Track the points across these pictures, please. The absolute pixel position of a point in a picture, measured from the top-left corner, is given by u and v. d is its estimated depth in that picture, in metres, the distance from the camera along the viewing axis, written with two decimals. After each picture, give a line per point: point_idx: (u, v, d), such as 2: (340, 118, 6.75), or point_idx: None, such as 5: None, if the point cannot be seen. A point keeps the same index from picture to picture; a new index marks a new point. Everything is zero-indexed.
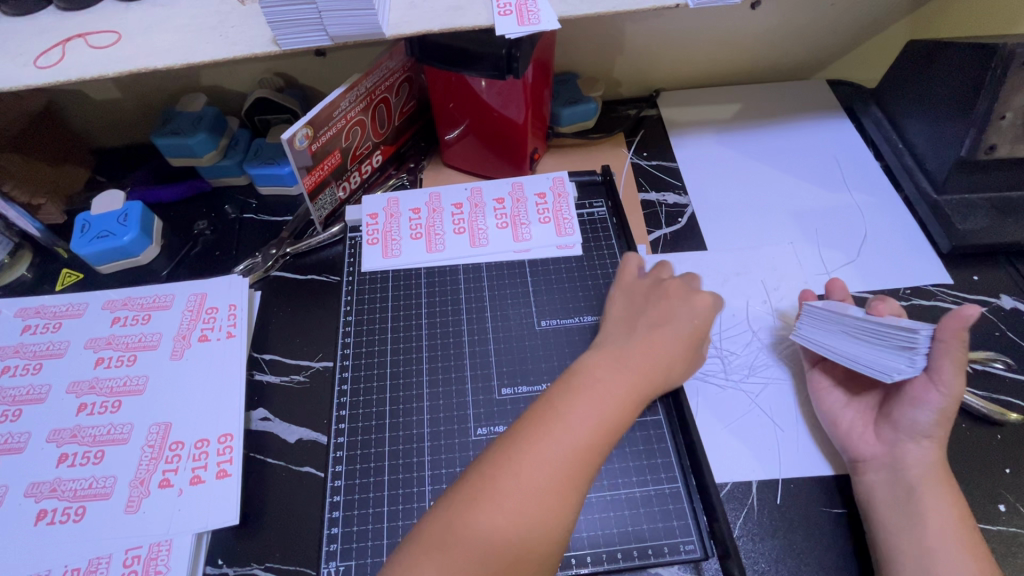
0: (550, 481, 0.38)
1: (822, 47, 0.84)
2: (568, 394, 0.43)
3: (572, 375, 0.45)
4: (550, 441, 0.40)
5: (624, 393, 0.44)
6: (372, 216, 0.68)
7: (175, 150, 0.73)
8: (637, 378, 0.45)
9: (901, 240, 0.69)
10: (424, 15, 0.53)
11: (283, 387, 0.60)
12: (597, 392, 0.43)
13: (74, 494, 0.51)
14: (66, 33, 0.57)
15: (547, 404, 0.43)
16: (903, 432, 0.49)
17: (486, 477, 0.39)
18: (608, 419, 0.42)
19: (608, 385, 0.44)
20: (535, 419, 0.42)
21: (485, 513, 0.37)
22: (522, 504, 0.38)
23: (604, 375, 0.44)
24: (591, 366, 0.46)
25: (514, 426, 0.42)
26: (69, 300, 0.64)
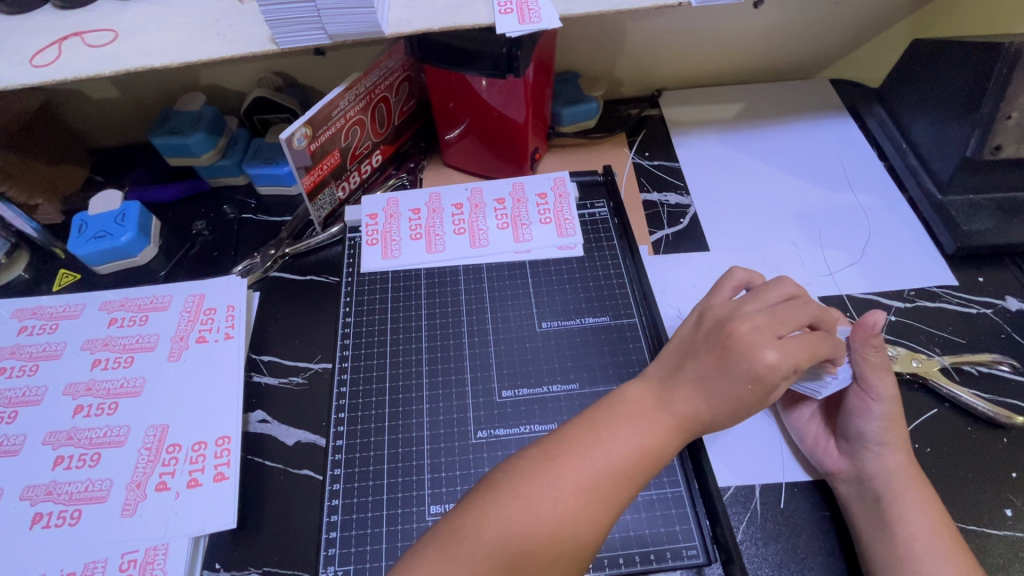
0: (582, 500, 0.37)
1: (826, 46, 0.83)
2: (609, 418, 0.40)
3: (615, 397, 0.42)
4: (589, 460, 0.38)
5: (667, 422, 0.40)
6: (371, 216, 0.68)
7: (172, 150, 0.72)
8: (682, 413, 0.41)
9: (906, 241, 0.68)
10: (423, 13, 0.53)
11: (281, 389, 0.59)
12: (640, 420, 0.40)
13: (69, 497, 0.51)
14: (62, 31, 0.56)
15: (584, 422, 0.41)
16: (857, 443, 0.49)
17: (517, 485, 0.37)
18: (650, 446, 0.39)
19: (651, 411, 0.41)
20: (571, 433, 0.40)
21: (503, 523, 0.36)
22: (545, 522, 0.36)
23: (647, 406, 0.41)
24: (634, 394, 0.42)
25: (548, 440, 0.40)
26: (66, 301, 0.63)
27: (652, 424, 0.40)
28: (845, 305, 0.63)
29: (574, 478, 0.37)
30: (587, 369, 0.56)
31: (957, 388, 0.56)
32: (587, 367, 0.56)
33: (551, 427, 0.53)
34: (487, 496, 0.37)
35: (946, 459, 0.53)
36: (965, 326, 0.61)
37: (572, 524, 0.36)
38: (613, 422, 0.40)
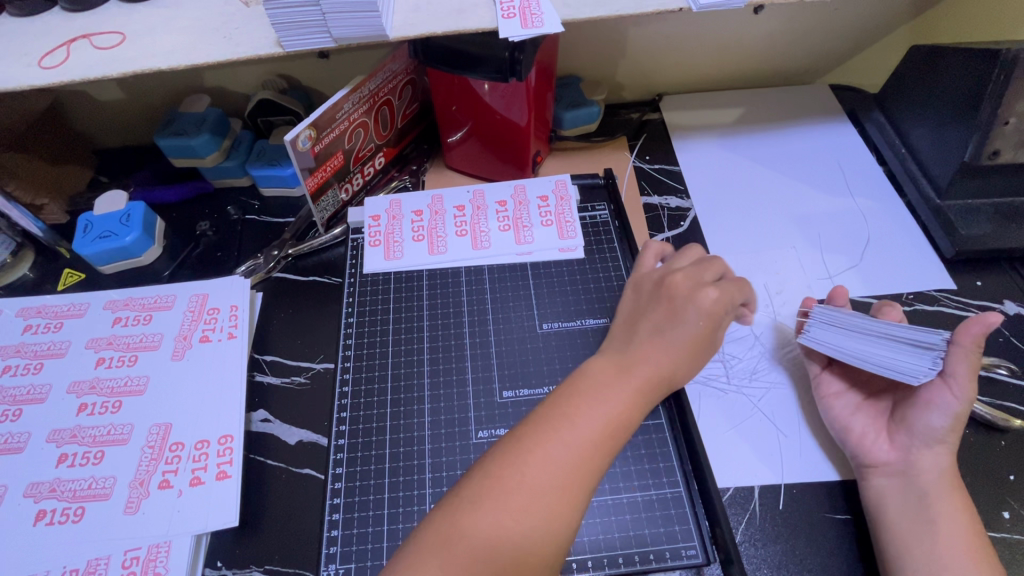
0: (553, 476, 0.39)
1: (825, 51, 0.84)
2: (574, 394, 0.43)
3: (585, 372, 0.45)
4: (559, 440, 0.40)
5: (632, 388, 0.44)
6: (375, 217, 0.68)
7: (178, 151, 0.73)
8: (643, 375, 0.45)
9: (904, 244, 0.69)
10: (427, 18, 0.54)
11: (284, 388, 0.60)
12: (609, 390, 0.43)
13: (73, 495, 0.51)
14: (70, 33, 0.57)
15: (552, 404, 0.43)
16: (915, 437, 0.49)
17: (491, 481, 0.39)
18: (617, 415, 0.42)
19: (617, 385, 0.44)
20: (541, 419, 0.41)
21: (483, 513, 0.37)
22: (519, 504, 0.37)
23: (610, 378, 0.44)
24: (597, 368, 0.45)
25: (520, 428, 0.42)
26: (70, 300, 0.64)
27: (619, 393, 0.43)
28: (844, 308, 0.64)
29: (548, 461, 0.39)
30: None
31: None
32: None
33: None
34: (465, 498, 0.38)
35: None
36: None
37: (545, 503, 0.38)
38: (582, 397, 0.43)
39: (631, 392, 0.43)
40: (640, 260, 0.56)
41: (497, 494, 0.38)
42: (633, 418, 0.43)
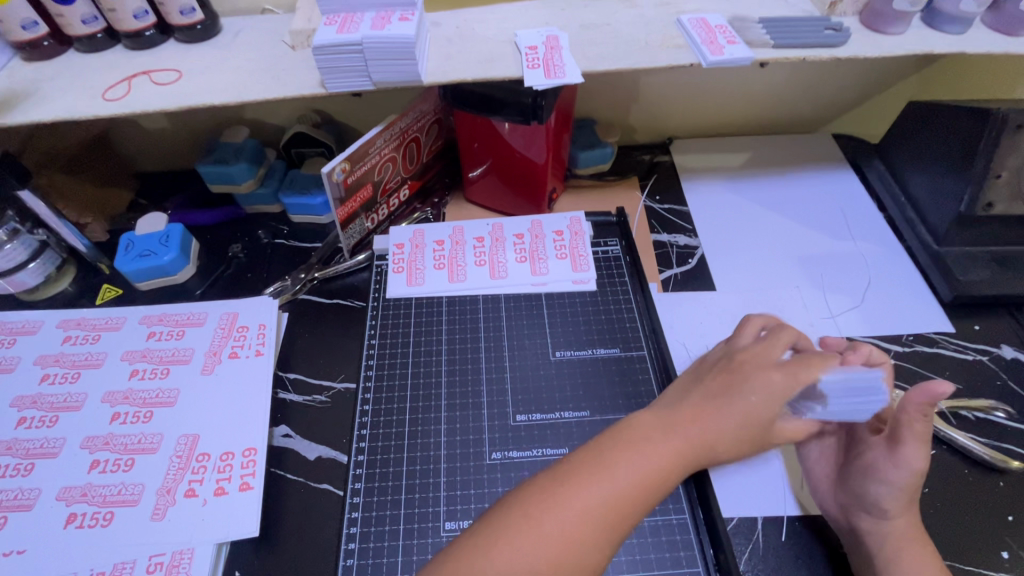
0: (589, 519, 0.39)
1: (828, 103, 0.89)
2: (618, 445, 0.43)
3: (631, 428, 0.45)
4: (597, 488, 0.41)
5: (674, 448, 0.44)
6: (398, 245, 0.72)
7: (216, 177, 0.78)
8: (690, 437, 0.45)
9: (905, 288, 0.71)
10: (458, 66, 0.59)
11: (305, 405, 0.62)
12: (653, 448, 0.43)
13: (102, 500, 0.53)
14: (132, 69, 0.63)
15: (592, 454, 0.43)
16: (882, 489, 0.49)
17: (526, 518, 0.39)
18: (656, 471, 0.42)
19: (660, 442, 0.44)
20: (575, 467, 0.42)
21: (514, 550, 0.38)
22: (550, 547, 0.38)
23: (655, 432, 0.44)
24: (642, 420, 0.46)
25: (558, 473, 0.42)
26: (108, 314, 0.67)
27: (662, 452, 0.43)
28: None
29: (581, 505, 0.40)
30: (597, 398, 0.59)
31: (954, 431, 0.58)
32: (597, 396, 0.59)
33: (562, 451, 0.56)
34: (495, 532, 0.39)
35: (944, 501, 0.55)
36: (962, 372, 0.64)
37: (577, 543, 0.39)
38: (622, 450, 0.43)
39: (670, 450, 0.43)
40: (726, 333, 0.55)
41: (532, 533, 0.39)
42: (670, 477, 0.43)
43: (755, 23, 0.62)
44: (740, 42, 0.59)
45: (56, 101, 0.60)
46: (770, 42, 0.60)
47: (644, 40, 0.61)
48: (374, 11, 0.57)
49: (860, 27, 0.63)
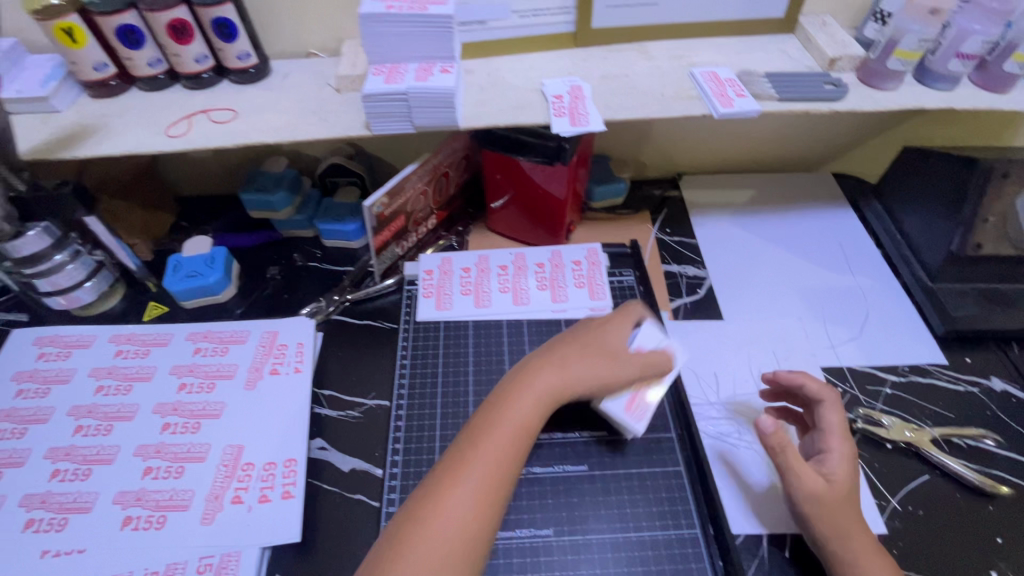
0: (479, 485, 0.48)
1: (829, 145, 0.94)
2: (487, 420, 0.53)
3: (496, 399, 0.55)
4: (484, 454, 0.50)
5: (533, 401, 0.54)
6: (428, 272, 0.78)
7: (257, 204, 0.83)
8: (545, 388, 0.55)
9: (900, 320, 0.76)
10: (491, 112, 0.65)
11: (339, 420, 0.67)
12: (518, 404, 0.54)
13: (156, 504, 0.58)
14: (191, 107, 0.69)
15: (469, 434, 0.52)
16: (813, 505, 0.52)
17: (432, 502, 0.47)
18: (521, 423, 0.53)
19: (518, 399, 0.54)
20: (462, 451, 0.50)
21: (429, 528, 0.45)
22: (455, 518, 0.46)
23: (517, 396, 0.54)
24: (504, 390, 0.56)
25: (452, 458, 0.50)
26: (157, 330, 0.72)
27: (521, 405, 0.54)
28: (846, 377, 0.71)
29: (467, 486, 0.48)
30: None
31: (946, 457, 0.63)
32: None
33: (582, 468, 0.60)
34: (406, 519, 0.47)
35: (938, 523, 0.59)
36: (955, 401, 0.68)
37: (475, 509, 0.47)
38: (489, 423, 0.52)
39: (532, 400, 0.54)
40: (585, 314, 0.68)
41: (435, 512, 0.46)
42: (537, 419, 0.54)
43: (761, 77, 0.68)
44: (748, 95, 0.65)
45: (123, 136, 0.66)
46: (776, 95, 0.65)
47: (660, 91, 0.67)
48: (417, 63, 0.63)
49: (857, 82, 0.68)
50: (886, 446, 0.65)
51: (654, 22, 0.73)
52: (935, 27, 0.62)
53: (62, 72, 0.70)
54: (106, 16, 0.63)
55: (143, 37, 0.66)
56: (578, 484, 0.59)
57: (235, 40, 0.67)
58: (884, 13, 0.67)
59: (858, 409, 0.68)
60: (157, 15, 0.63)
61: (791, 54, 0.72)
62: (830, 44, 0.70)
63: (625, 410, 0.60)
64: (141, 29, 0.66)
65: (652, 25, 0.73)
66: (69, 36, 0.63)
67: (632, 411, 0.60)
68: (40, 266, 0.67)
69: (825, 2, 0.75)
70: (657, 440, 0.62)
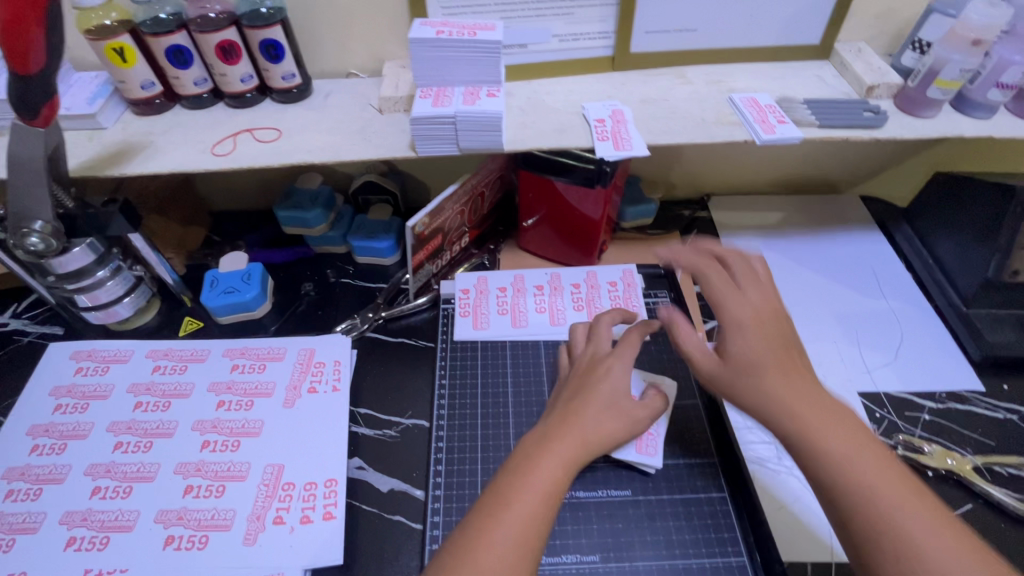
0: (510, 552, 0.43)
1: (857, 168, 0.95)
2: (514, 477, 0.48)
3: (521, 456, 0.50)
4: (511, 510, 0.45)
5: (560, 462, 0.49)
6: (465, 290, 0.79)
7: (292, 221, 0.84)
8: (569, 446, 0.51)
9: (935, 346, 0.76)
10: (535, 136, 0.65)
11: (376, 439, 0.67)
12: (546, 465, 0.48)
13: (198, 524, 0.57)
14: (235, 126, 0.69)
15: (500, 490, 0.47)
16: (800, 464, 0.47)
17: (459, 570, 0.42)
18: (550, 486, 0.47)
19: (545, 458, 0.49)
20: (487, 511, 0.45)
21: None
22: None
23: (543, 454, 0.50)
24: (529, 448, 0.51)
25: (478, 512, 0.45)
26: (194, 346, 0.73)
27: (550, 465, 0.49)
28: (884, 402, 0.71)
29: (495, 555, 0.42)
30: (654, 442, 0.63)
31: (990, 487, 0.62)
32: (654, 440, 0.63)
33: (625, 492, 0.59)
34: None
35: None
36: (994, 429, 0.68)
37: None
38: (516, 481, 0.47)
39: (559, 462, 0.49)
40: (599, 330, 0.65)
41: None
42: (564, 484, 0.49)
43: (800, 104, 0.68)
44: (789, 122, 0.66)
45: (169, 154, 0.66)
46: (816, 122, 0.66)
47: (700, 116, 0.68)
48: (464, 87, 0.64)
49: (895, 109, 0.69)
50: (927, 473, 0.64)
51: (692, 47, 0.74)
52: (976, 57, 0.62)
53: (108, 90, 0.70)
54: (157, 37, 0.64)
55: (191, 57, 0.67)
56: (622, 509, 0.58)
57: (281, 61, 0.68)
58: (923, 42, 0.68)
59: (897, 435, 0.67)
60: (207, 37, 0.64)
61: (828, 81, 0.73)
62: (867, 71, 0.71)
63: (636, 450, 0.61)
64: (189, 48, 0.66)
65: (690, 51, 0.74)
66: (118, 56, 0.64)
67: (644, 451, 0.61)
68: (83, 282, 0.68)
69: (860, 29, 0.76)
70: (698, 465, 0.62)
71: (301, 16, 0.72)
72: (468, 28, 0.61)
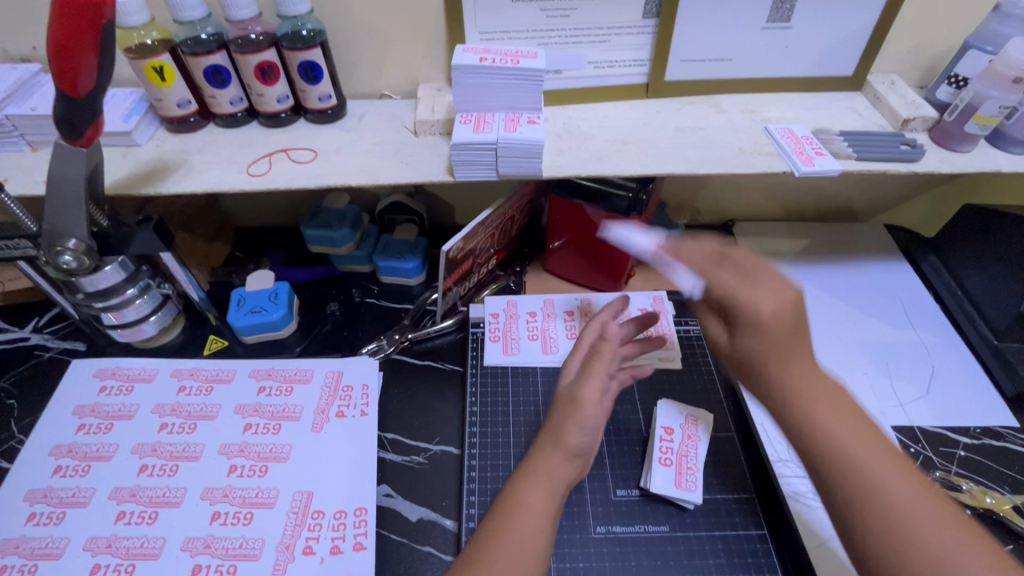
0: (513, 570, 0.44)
1: (882, 197, 0.95)
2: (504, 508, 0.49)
3: (506, 490, 0.51)
4: (505, 539, 0.46)
5: (534, 482, 0.50)
6: (494, 314, 0.78)
7: (319, 240, 0.83)
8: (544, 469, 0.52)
9: (968, 379, 0.75)
10: (572, 162, 0.65)
11: (404, 465, 0.65)
12: (531, 492, 0.49)
13: (226, 552, 0.56)
14: (270, 146, 0.69)
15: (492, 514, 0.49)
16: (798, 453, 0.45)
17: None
18: (530, 509, 0.49)
19: (528, 486, 0.50)
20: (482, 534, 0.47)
21: None
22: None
23: (525, 483, 0.50)
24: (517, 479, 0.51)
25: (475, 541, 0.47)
26: (220, 366, 0.71)
27: (533, 493, 0.49)
28: (919, 438, 0.70)
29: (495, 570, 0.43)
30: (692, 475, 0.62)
31: None
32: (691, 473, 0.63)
33: (663, 528, 0.58)
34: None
35: None
36: None
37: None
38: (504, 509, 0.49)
39: (532, 482, 0.50)
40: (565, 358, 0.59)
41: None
42: (543, 499, 0.49)
43: (837, 136, 0.69)
44: (827, 154, 0.66)
45: (204, 173, 0.66)
46: (854, 154, 0.66)
47: (737, 146, 0.68)
48: (503, 113, 0.64)
49: (931, 143, 0.69)
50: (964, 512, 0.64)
51: (726, 76, 0.74)
52: (1017, 94, 0.62)
53: (142, 107, 0.70)
54: (197, 57, 0.63)
55: (229, 77, 0.67)
56: (660, 546, 0.57)
57: (319, 83, 0.68)
58: (960, 77, 0.68)
59: (934, 472, 0.66)
60: (247, 58, 0.64)
61: (862, 113, 0.73)
62: (901, 104, 0.71)
63: (676, 485, 0.59)
64: (228, 68, 0.66)
65: (724, 80, 0.75)
66: (158, 75, 0.64)
67: (683, 485, 0.59)
68: (111, 300, 0.67)
69: (893, 62, 0.76)
70: (736, 500, 0.60)
71: (338, 38, 0.72)
72: (511, 56, 0.61)
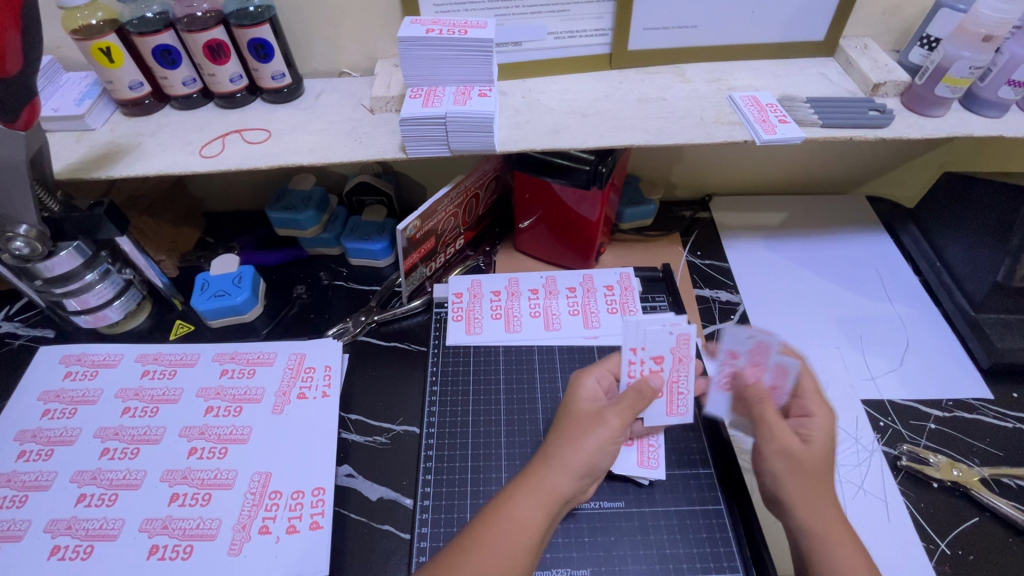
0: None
1: (862, 168, 0.92)
2: (492, 519, 0.47)
3: (499, 496, 0.49)
4: (486, 549, 0.45)
5: (538, 502, 0.48)
6: (458, 294, 0.78)
7: (285, 223, 0.83)
8: (546, 486, 0.48)
9: (941, 352, 0.74)
10: (527, 136, 0.64)
11: (366, 446, 0.65)
12: (523, 504, 0.48)
13: (183, 533, 0.57)
14: (224, 127, 0.68)
15: (480, 520, 0.48)
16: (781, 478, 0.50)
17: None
18: (530, 529, 0.47)
19: (524, 497, 0.48)
20: (465, 542, 0.46)
21: None
22: None
23: (521, 497, 0.48)
24: (513, 489, 0.49)
25: (452, 545, 0.46)
26: (183, 350, 0.72)
27: (527, 506, 0.47)
28: (889, 410, 0.69)
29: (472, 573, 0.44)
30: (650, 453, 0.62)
31: (996, 497, 0.60)
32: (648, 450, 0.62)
33: (619, 504, 0.58)
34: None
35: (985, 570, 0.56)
36: (1003, 439, 0.66)
37: None
38: (494, 516, 0.47)
39: (537, 502, 0.48)
40: (584, 381, 0.56)
41: None
42: (543, 524, 0.47)
43: (804, 103, 0.66)
44: (790, 122, 0.64)
45: (156, 156, 0.65)
46: (819, 121, 0.64)
47: (699, 115, 0.66)
48: (455, 86, 0.62)
49: (902, 108, 0.67)
50: (932, 484, 0.62)
51: (692, 44, 0.72)
52: (988, 54, 0.59)
53: (96, 91, 0.69)
54: (144, 36, 0.62)
55: (179, 57, 0.65)
56: (615, 522, 0.57)
57: (270, 61, 0.67)
58: (932, 38, 0.66)
59: (902, 445, 0.65)
60: (194, 36, 0.62)
61: (832, 78, 0.71)
62: (872, 69, 0.69)
63: (668, 413, 0.59)
64: (177, 48, 0.65)
65: (689, 48, 0.72)
66: (105, 56, 0.62)
67: (645, 464, 0.59)
68: (70, 286, 0.67)
69: (866, 25, 0.74)
70: (695, 476, 0.60)
71: (291, 16, 0.71)
72: (459, 26, 0.60)
